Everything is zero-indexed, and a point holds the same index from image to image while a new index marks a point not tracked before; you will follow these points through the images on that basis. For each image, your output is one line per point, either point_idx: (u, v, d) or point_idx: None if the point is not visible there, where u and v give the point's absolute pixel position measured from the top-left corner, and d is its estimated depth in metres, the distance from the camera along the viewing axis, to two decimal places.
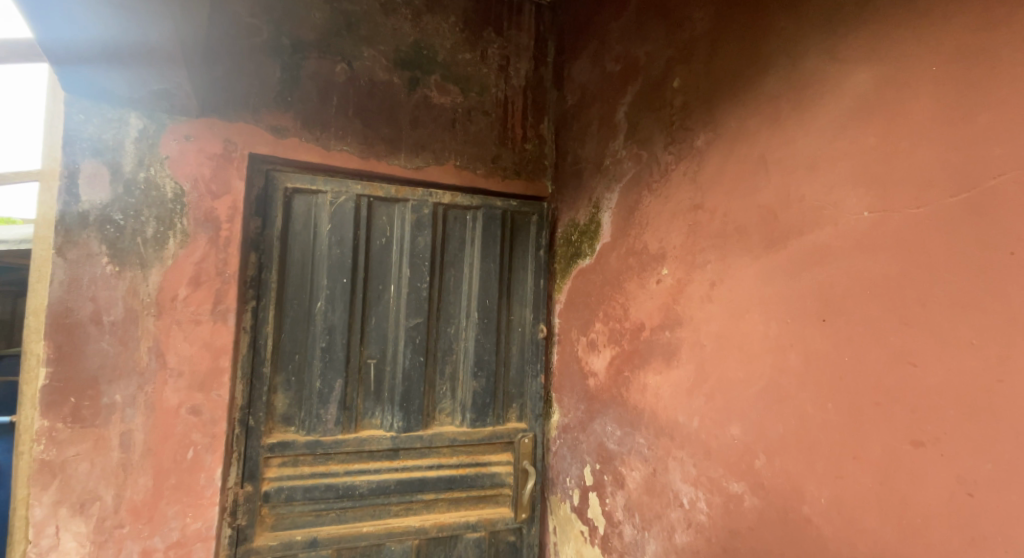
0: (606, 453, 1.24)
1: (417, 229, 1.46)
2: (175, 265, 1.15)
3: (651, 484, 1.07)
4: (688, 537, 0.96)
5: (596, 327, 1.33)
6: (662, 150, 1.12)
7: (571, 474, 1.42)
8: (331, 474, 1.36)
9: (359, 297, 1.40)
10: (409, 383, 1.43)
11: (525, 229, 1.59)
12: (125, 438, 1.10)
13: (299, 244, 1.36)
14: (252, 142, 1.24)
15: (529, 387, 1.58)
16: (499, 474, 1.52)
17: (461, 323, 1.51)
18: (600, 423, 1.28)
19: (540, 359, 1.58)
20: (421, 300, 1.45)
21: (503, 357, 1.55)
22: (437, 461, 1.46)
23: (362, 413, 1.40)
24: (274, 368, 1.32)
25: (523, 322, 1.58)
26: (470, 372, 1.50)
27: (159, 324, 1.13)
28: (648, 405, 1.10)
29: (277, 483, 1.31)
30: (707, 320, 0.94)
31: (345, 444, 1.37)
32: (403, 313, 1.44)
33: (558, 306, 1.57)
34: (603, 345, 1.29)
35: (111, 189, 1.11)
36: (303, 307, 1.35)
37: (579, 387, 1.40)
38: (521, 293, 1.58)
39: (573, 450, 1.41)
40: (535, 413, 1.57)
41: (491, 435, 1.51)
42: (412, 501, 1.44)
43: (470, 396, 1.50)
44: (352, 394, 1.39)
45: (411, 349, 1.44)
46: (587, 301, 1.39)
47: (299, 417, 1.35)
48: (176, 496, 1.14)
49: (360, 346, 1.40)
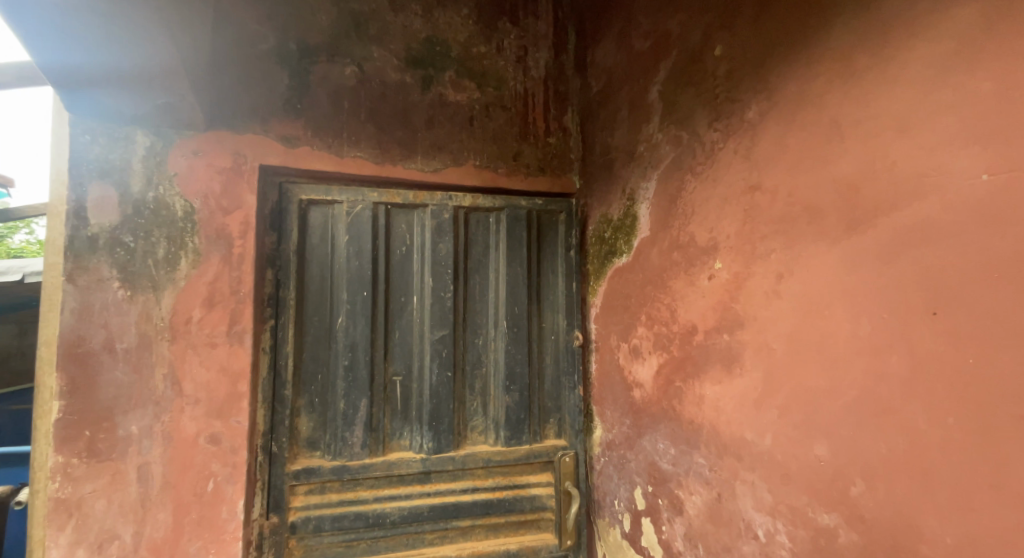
0: (659, 476, 1.11)
1: (438, 235, 1.37)
2: (188, 287, 1.08)
3: (715, 512, 0.94)
4: None
5: (638, 334, 1.20)
6: (706, 128, 0.98)
7: (618, 497, 1.29)
8: (360, 501, 1.28)
9: (380, 310, 1.32)
10: (437, 402, 1.34)
11: (554, 228, 1.48)
12: (143, 472, 1.04)
13: (316, 258, 1.29)
14: (263, 154, 1.17)
15: (567, 400, 1.46)
16: (540, 497, 1.40)
17: (489, 334, 1.42)
18: (650, 440, 1.15)
19: (575, 367, 1.46)
20: (447, 312, 1.36)
21: (536, 368, 1.44)
22: (472, 485, 1.36)
23: (390, 434, 1.32)
24: (296, 391, 1.26)
25: (556, 329, 1.47)
26: (502, 386, 1.40)
27: (174, 349, 1.07)
28: (706, 420, 0.96)
29: (305, 512, 1.24)
30: (775, 319, 0.81)
31: (374, 469, 1.29)
32: (428, 326, 1.35)
33: (593, 310, 1.45)
34: (646, 353, 1.16)
35: (120, 210, 1.05)
36: (324, 325, 1.28)
37: (624, 400, 1.27)
38: (552, 299, 1.48)
39: (620, 470, 1.28)
40: (575, 429, 1.45)
41: (527, 454, 1.40)
42: (447, 528, 1.33)
43: (503, 412, 1.39)
44: (377, 415, 1.31)
45: (438, 364, 1.34)
46: (627, 305, 1.26)
47: (324, 440, 1.28)
48: (197, 531, 1.07)
49: (384, 363, 1.32)
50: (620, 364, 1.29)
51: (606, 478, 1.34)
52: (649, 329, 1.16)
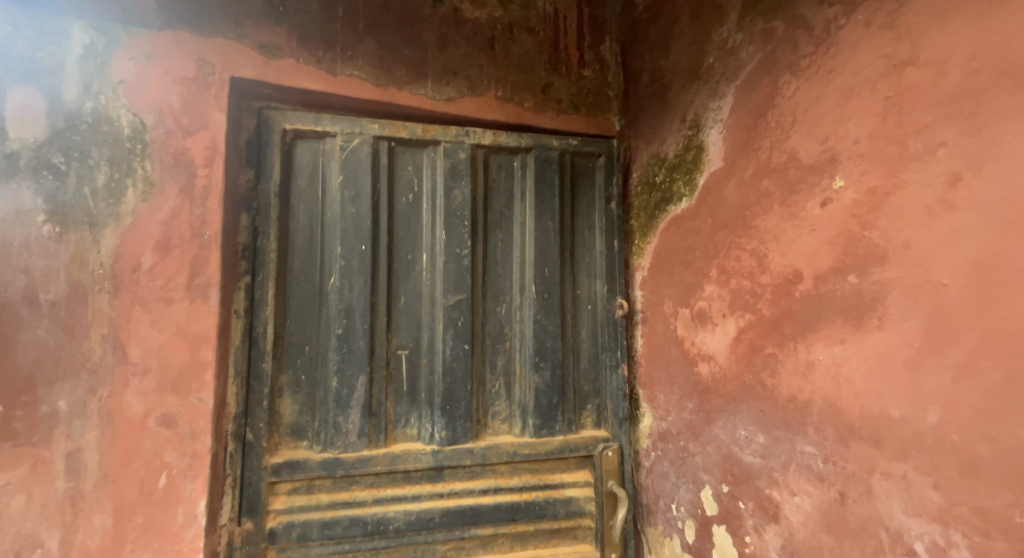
0: (741, 473, 0.90)
1: (453, 180, 1.13)
2: (136, 224, 0.85)
3: (835, 518, 0.73)
4: None
5: (706, 297, 0.99)
6: (818, 5, 0.76)
7: (678, 500, 1.06)
8: (356, 503, 1.03)
9: (382, 269, 1.08)
10: (452, 382, 1.09)
11: (589, 178, 1.25)
12: (73, 462, 0.80)
13: (304, 204, 1.05)
14: (235, 65, 0.94)
15: (608, 382, 1.21)
16: (576, 500, 1.15)
17: (514, 302, 1.18)
18: (724, 427, 0.94)
19: (616, 343, 1.22)
20: (464, 273, 1.12)
21: (569, 344, 1.20)
22: (494, 484, 1.11)
23: (393, 420, 1.08)
24: (277, 365, 1.02)
25: (592, 298, 1.23)
26: (529, 364, 1.15)
27: (117, 304, 0.83)
28: (816, 395, 0.76)
29: (287, 517, 1.00)
30: (948, 243, 0.58)
31: (373, 463, 1.04)
32: (440, 290, 1.11)
33: (639, 275, 1.21)
34: (719, 317, 0.95)
35: (48, 123, 0.82)
36: (313, 285, 1.04)
37: (684, 379, 1.05)
38: (587, 262, 1.24)
39: (680, 468, 1.05)
40: (618, 418, 1.20)
41: (560, 448, 1.15)
42: (463, 538, 1.08)
43: (531, 395, 1.15)
44: (378, 397, 1.06)
45: (452, 336, 1.10)
46: (690, 262, 1.03)
47: (313, 428, 1.03)
48: (146, 540, 0.82)
49: (386, 333, 1.08)
50: (679, 336, 1.07)
51: (660, 477, 1.11)
52: (723, 287, 0.94)
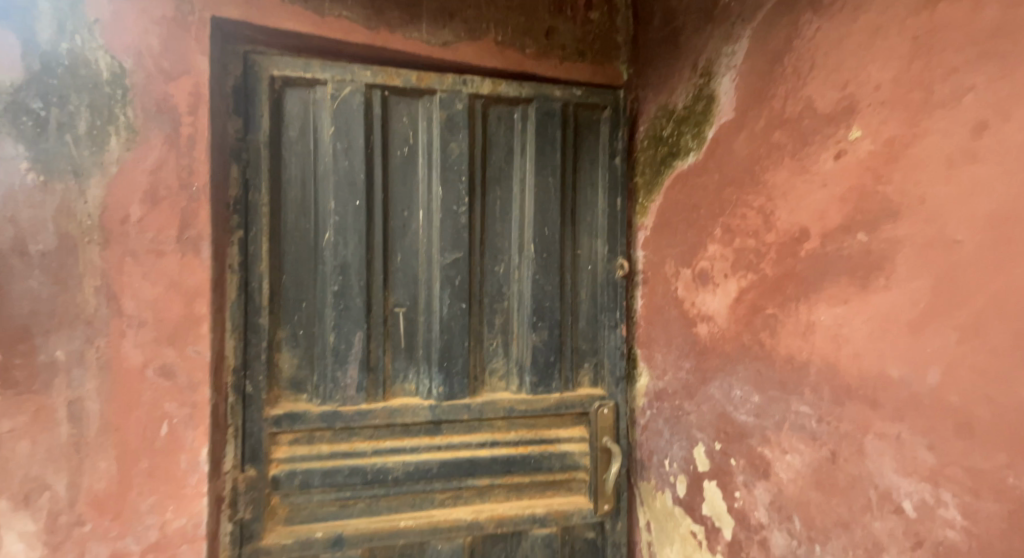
0: (734, 432, 0.92)
1: (449, 132, 1.08)
2: (123, 174, 0.83)
3: (825, 475, 0.74)
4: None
5: (708, 256, 0.97)
6: None
7: (671, 456, 1.09)
8: (356, 454, 1.05)
9: (377, 225, 1.06)
10: (449, 340, 1.09)
11: (593, 132, 1.20)
12: (75, 410, 0.81)
13: (296, 157, 1.02)
14: (217, 3, 0.88)
15: (606, 341, 1.21)
16: (571, 454, 1.17)
17: (512, 260, 1.16)
18: (719, 387, 0.95)
19: (615, 303, 1.21)
20: (461, 231, 1.10)
21: (568, 304, 1.19)
22: (491, 438, 1.13)
23: (391, 376, 1.09)
24: (275, 321, 1.02)
25: (593, 258, 1.21)
26: (527, 323, 1.15)
27: (107, 256, 0.82)
28: (816, 355, 0.75)
29: (289, 465, 1.02)
30: (966, 198, 0.55)
31: (372, 416, 1.06)
32: (437, 247, 1.09)
33: (641, 235, 1.19)
34: (720, 277, 0.95)
35: (24, 65, 0.79)
36: (307, 240, 1.03)
37: (683, 340, 1.05)
38: (588, 220, 1.21)
39: (675, 426, 1.07)
40: (615, 376, 1.20)
41: (556, 405, 1.16)
42: (461, 488, 1.11)
43: (529, 354, 1.15)
44: (375, 354, 1.07)
45: (449, 295, 1.09)
46: (695, 220, 1.01)
47: (312, 382, 1.04)
48: (152, 484, 0.85)
49: (382, 291, 1.07)
50: (679, 296, 1.07)
51: (654, 435, 1.14)
52: (727, 246, 0.93)
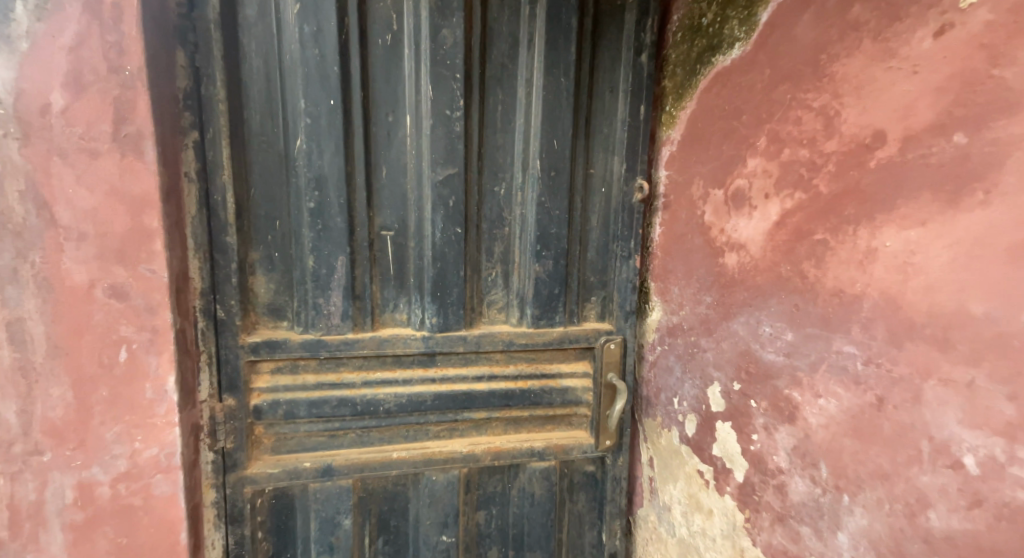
0: (758, 372, 0.82)
1: (441, 17, 0.90)
2: (35, 52, 0.67)
3: (866, 423, 0.66)
4: (977, 518, 0.54)
5: (746, 173, 0.84)
6: None
7: (681, 395, 1.01)
8: (344, 385, 0.97)
9: (358, 132, 0.91)
10: (442, 268, 0.97)
11: (615, 24, 1.01)
12: (16, 332, 0.72)
13: (257, 44, 0.85)
14: None
15: (617, 272, 1.09)
16: (573, 390, 1.09)
17: (514, 179, 1.01)
18: (744, 323, 0.85)
19: (631, 229, 1.07)
20: (456, 141, 0.94)
21: (577, 230, 1.06)
22: (489, 371, 1.05)
23: (379, 305, 0.98)
24: (244, 240, 0.90)
25: (608, 178, 1.06)
26: (531, 250, 1.02)
27: (30, 154, 0.69)
28: (875, 288, 0.64)
29: (272, 395, 0.95)
30: None
31: (361, 346, 0.96)
32: (427, 160, 0.94)
33: (666, 151, 1.04)
34: (759, 198, 0.81)
35: None
36: (276, 148, 0.89)
37: (705, 271, 0.94)
38: (603, 133, 1.05)
39: (688, 363, 0.99)
40: (624, 310, 1.10)
41: (560, 340, 1.07)
42: (456, 421, 1.05)
43: (531, 285, 1.03)
44: (361, 281, 0.96)
45: (442, 216, 0.96)
46: (733, 130, 0.86)
47: (292, 308, 0.95)
48: (114, 413, 0.77)
49: (366, 210, 0.94)
50: (705, 222, 0.94)
51: (663, 372, 1.06)
52: (771, 159, 0.79)
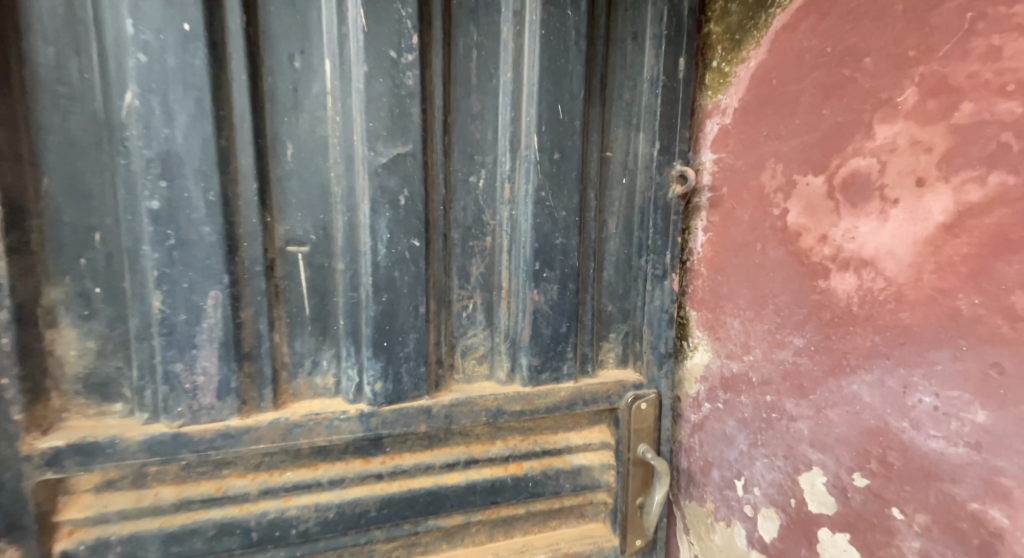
0: (909, 468, 0.52)
1: None
2: None
3: None
4: None
5: (875, 147, 0.53)
6: None
7: (750, 478, 0.70)
8: (231, 499, 0.60)
9: (237, 79, 0.54)
10: (390, 303, 0.61)
11: None
12: None
13: None
14: None
15: (645, 300, 0.77)
16: (588, 470, 0.76)
17: (499, 164, 0.66)
18: (875, 386, 0.54)
19: (664, 237, 0.75)
20: (407, 102, 0.58)
21: (591, 239, 0.72)
22: (465, 455, 0.69)
23: (286, 366, 0.60)
24: (33, 269, 0.52)
25: (629, 165, 0.74)
26: (526, 271, 0.68)
27: None
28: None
29: (99, 529, 0.57)
30: None
31: (254, 439, 0.58)
32: (359, 130, 0.58)
33: (711, 126, 0.72)
34: (904, 188, 0.51)
35: None
36: (90, 107, 0.51)
37: (794, 300, 0.62)
38: (624, 98, 0.72)
39: (764, 434, 0.67)
40: (658, 353, 0.77)
41: (569, 402, 0.73)
42: (418, 534, 0.69)
43: (527, 323, 0.69)
44: (251, 332, 0.58)
45: (387, 222, 0.59)
46: (844, 83, 0.55)
47: (132, 380, 0.57)
48: None
49: (258, 212, 0.56)
50: (789, 226, 0.63)
51: (717, 441, 0.74)
52: (932, 123, 0.48)
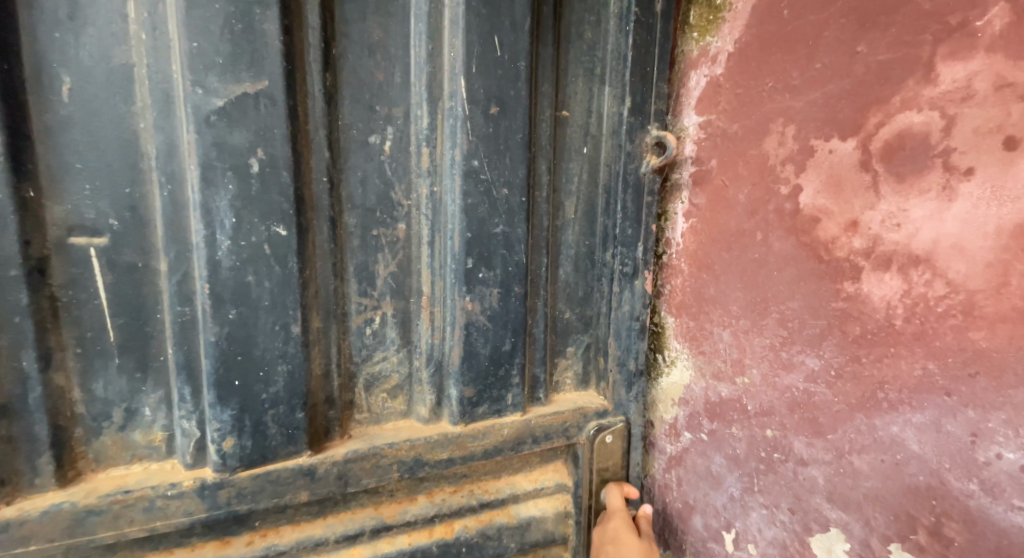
0: (976, 548, 0.37)
1: None
2: None
3: None
4: None
5: (938, 95, 0.37)
6: None
7: (745, 534, 0.55)
8: None
9: None
10: (243, 321, 0.42)
11: None
12: None
13: None
14: None
15: (615, 309, 0.59)
16: (539, 524, 0.60)
17: (411, 120, 0.47)
18: (931, 435, 0.39)
19: (635, 225, 0.57)
20: (256, 14, 0.39)
21: (542, 227, 0.55)
22: (374, 521, 0.52)
23: (81, 420, 0.42)
24: None
25: (590, 129, 0.56)
26: (454, 275, 0.49)
27: None
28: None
29: None
30: None
31: (21, 540, 0.39)
32: (179, 57, 0.38)
33: (693, 81, 0.56)
34: (984, 151, 0.35)
35: None
36: None
37: (806, 308, 0.47)
38: (584, 39, 0.54)
39: (763, 479, 0.52)
40: (629, 375, 0.61)
41: (514, 443, 0.56)
42: None
43: (456, 345, 0.51)
44: (8, 373, 0.38)
45: (230, 199, 0.40)
46: (887, 8, 0.40)
47: None
48: None
49: (8, 183, 0.36)
50: (801, 210, 0.46)
51: (700, 481, 0.59)
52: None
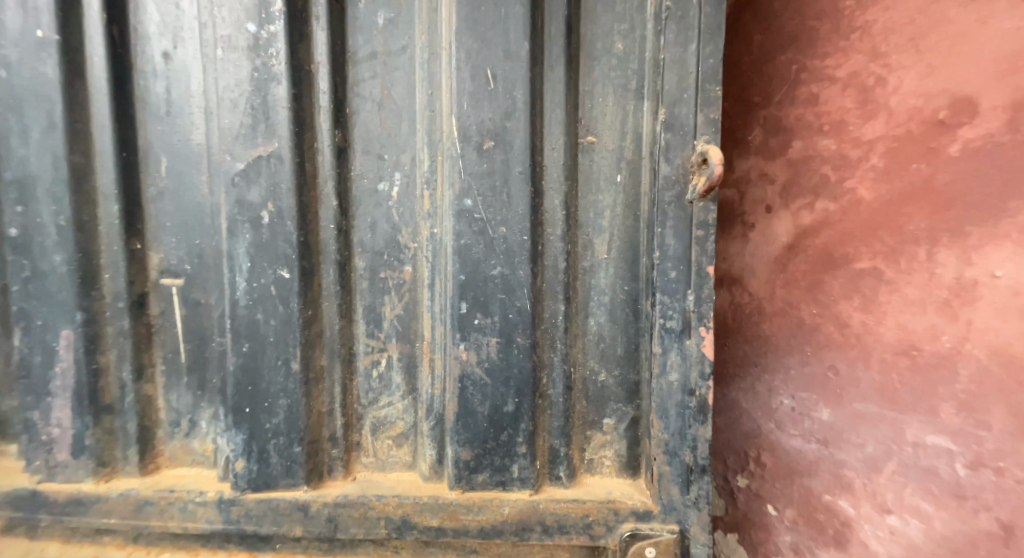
0: (778, 466, 0.57)
1: None
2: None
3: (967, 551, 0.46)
4: None
5: (734, 178, 0.60)
6: None
7: None
8: None
9: (100, 93, 0.54)
10: (252, 355, 0.54)
11: None
12: None
13: None
14: None
15: (652, 375, 0.52)
16: None
17: (412, 166, 0.55)
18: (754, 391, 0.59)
19: (684, 265, 0.50)
20: (270, 89, 0.52)
21: (555, 270, 0.53)
22: None
23: (161, 424, 0.58)
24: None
25: (620, 162, 0.53)
26: (454, 333, 0.53)
27: None
28: (979, 343, 0.45)
29: None
30: None
31: (106, 511, 0.55)
32: (224, 134, 0.53)
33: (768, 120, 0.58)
34: (757, 213, 0.58)
35: None
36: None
37: None
38: (614, 51, 0.52)
39: None
40: (671, 470, 0.52)
41: (517, 527, 0.53)
42: None
43: (453, 397, 0.54)
44: (114, 379, 0.56)
45: (246, 246, 0.53)
46: None
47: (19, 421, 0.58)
48: None
49: (122, 239, 0.54)
50: None
51: None
52: (773, 159, 0.57)
